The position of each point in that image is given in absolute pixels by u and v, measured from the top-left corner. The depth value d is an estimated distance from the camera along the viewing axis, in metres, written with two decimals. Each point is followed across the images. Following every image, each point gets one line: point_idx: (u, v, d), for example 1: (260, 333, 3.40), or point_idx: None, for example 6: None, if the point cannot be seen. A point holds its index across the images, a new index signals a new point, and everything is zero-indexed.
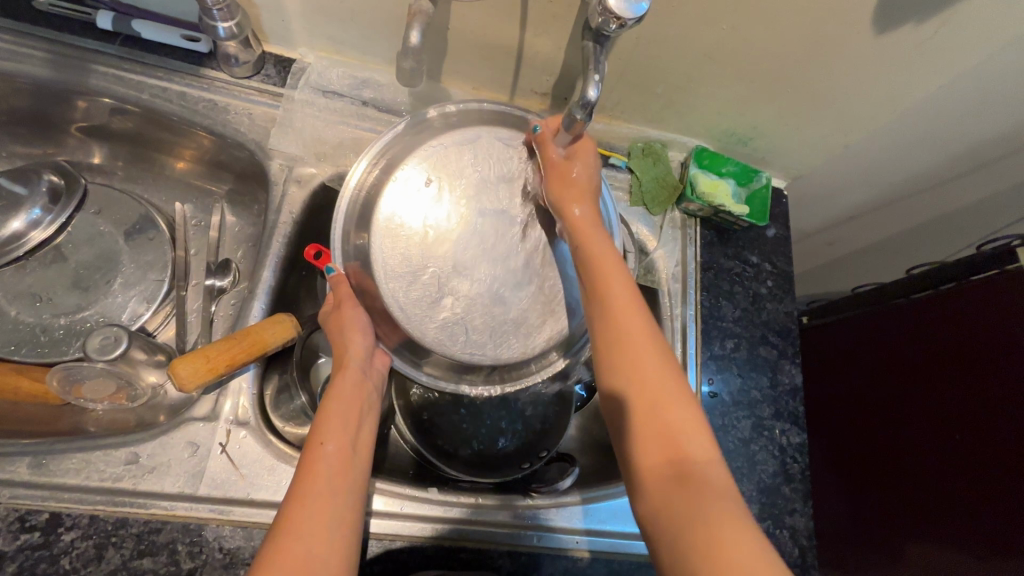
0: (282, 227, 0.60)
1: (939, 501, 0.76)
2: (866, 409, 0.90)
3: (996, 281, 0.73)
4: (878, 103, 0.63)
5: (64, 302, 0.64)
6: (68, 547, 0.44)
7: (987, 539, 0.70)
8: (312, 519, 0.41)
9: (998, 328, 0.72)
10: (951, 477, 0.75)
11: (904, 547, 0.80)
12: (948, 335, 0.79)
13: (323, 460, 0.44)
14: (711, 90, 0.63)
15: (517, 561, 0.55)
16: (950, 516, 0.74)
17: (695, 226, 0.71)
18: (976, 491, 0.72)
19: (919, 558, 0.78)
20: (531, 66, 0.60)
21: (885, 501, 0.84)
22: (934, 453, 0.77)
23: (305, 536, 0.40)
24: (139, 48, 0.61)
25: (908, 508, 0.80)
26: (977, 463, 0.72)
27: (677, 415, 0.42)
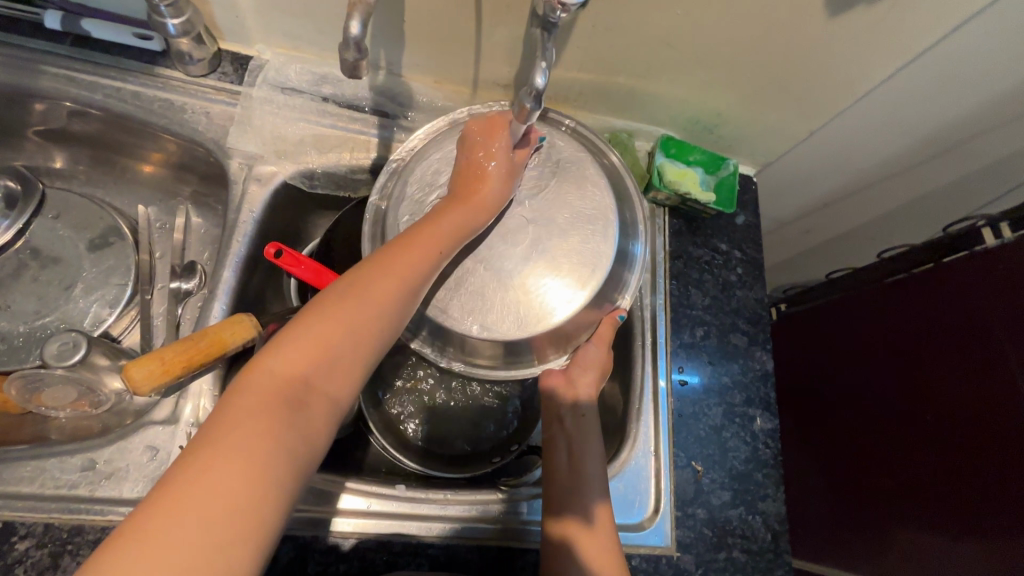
0: (242, 226, 0.60)
1: (920, 487, 0.76)
2: (846, 395, 0.90)
3: (964, 263, 0.74)
4: (839, 87, 0.63)
5: (24, 309, 0.63)
6: (22, 556, 0.43)
7: (966, 525, 0.70)
8: (352, 315, 0.40)
9: (967, 307, 0.73)
10: (929, 462, 0.75)
11: (888, 534, 0.80)
12: (921, 319, 0.79)
13: (389, 268, 0.43)
14: (672, 77, 0.62)
15: (487, 555, 0.54)
16: (928, 501, 0.75)
17: (664, 216, 0.71)
18: (952, 476, 0.72)
19: (901, 546, 0.78)
20: (490, 56, 0.60)
21: (863, 485, 0.85)
22: (912, 441, 0.78)
23: (358, 308, 0.41)
24: (90, 48, 0.59)
25: (892, 497, 0.80)
26: (953, 448, 0.72)
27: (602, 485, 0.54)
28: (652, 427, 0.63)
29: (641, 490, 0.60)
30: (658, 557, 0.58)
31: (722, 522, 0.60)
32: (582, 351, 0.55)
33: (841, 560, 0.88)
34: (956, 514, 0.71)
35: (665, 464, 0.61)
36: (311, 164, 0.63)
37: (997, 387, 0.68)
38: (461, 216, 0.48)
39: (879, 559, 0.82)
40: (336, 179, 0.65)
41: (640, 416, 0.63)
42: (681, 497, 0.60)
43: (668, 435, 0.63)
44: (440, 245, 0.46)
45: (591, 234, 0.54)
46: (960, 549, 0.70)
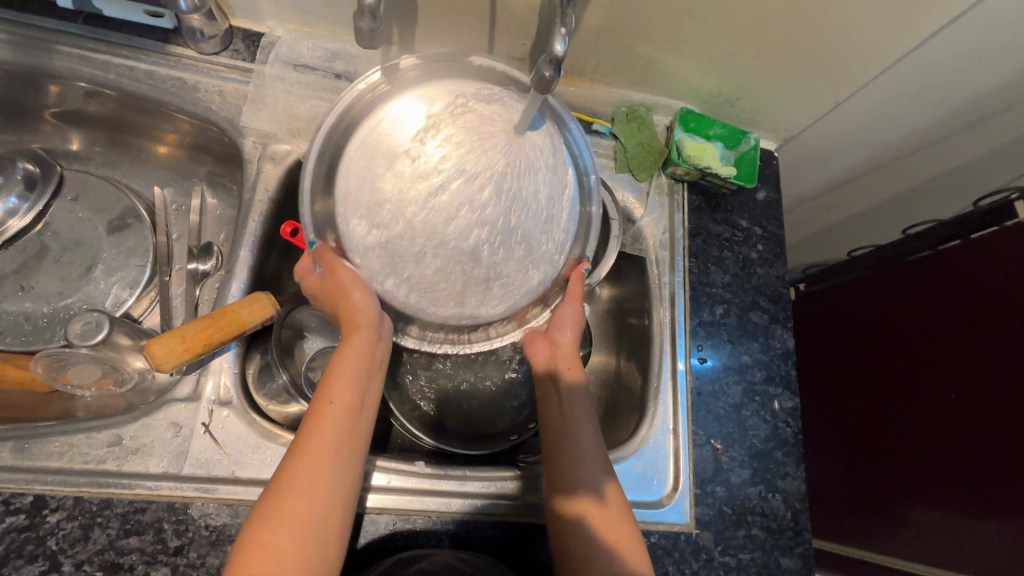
0: (257, 206, 0.59)
1: (950, 466, 0.74)
2: (866, 375, 0.89)
3: (999, 235, 0.71)
4: (867, 56, 0.60)
5: (47, 290, 0.64)
6: (54, 528, 0.44)
7: (1000, 504, 0.67)
8: (314, 459, 0.42)
9: (993, 282, 0.71)
10: (961, 440, 0.73)
11: (917, 515, 0.78)
12: (951, 296, 0.76)
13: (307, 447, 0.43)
14: (692, 47, 0.60)
15: (506, 530, 0.55)
16: (961, 481, 0.72)
17: (682, 192, 0.70)
18: (985, 454, 0.70)
19: (931, 526, 0.76)
20: (505, 27, 0.58)
21: (887, 465, 0.83)
22: (944, 423, 0.75)
23: (291, 509, 0.40)
24: (102, 26, 0.59)
25: (920, 476, 0.78)
26: (985, 428, 0.70)
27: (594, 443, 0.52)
28: (671, 407, 0.62)
29: (659, 468, 0.60)
30: (678, 534, 0.57)
31: (742, 500, 0.60)
32: (558, 312, 0.55)
33: (866, 540, 0.86)
34: (989, 495, 0.69)
35: (684, 442, 0.61)
36: None
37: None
38: (368, 343, 0.48)
39: (908, 541, 0.79)
40: None
41: (658, 395, 0.63)
42: (700, 475, 0.60)
43: (687, 414, 0.62)
44: (346, 408, 0.45)
45: (554, 206, 0.52)
46: (984, 531, 0.69)
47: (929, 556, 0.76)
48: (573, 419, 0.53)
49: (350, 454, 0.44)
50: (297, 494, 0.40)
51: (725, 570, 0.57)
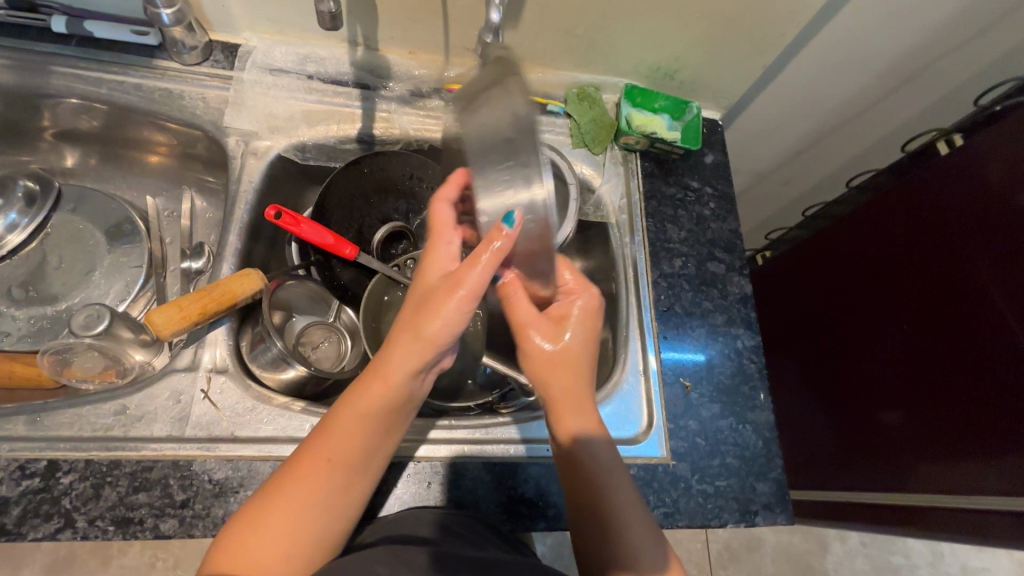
0: (243, 196, 0.64)
1: (940, 391, 0.78)
2: (844, 327, 0.94)
3: (950, 174, 0.77)
4: (781, 20, 0.67)
5: (51, 296, 0.69)
6: (67, 488, 0.47)
7: (990, 419, 0.71)
8: (295, 509, 0.42)
9: (959, 221, 0.76)
10: (943, 365, 0.77)
11: (915, 448, 0.81)
12: (913, 238, 0.82)
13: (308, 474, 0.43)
14: (626, 26, 0.67)
15: (493, 472, 0.58)
16: (952, 404, 0.76)
17: (636, 160, 0.76)
18: (970, 374, 0.74)
19: (931, 455, 0.78)
20: (457, 21, 0.65)
21: (878, 406, 0.87)
22: (925, 353, 0.80)
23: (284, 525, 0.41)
24: (94, 47, 0.65)
25: (912, 408, 0.81)
26: (965, 349, 0.75)
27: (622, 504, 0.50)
28: (640, 351, 0.67)
29: (634, 409, 0.64)
30: (655, 467, 0.61)
31: (714, 433, 0.64)
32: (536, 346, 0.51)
33: (865, 485, 0.89)
34: (985, 420, 0.72)
35: (653, 383, 0.65)
36: (303, 137, 0.68)
37: (1001, 283, 0.71)
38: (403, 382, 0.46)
39: (907, 475, 0.82)
40: (326, 150, 0.70)
41: (628, 342, 0.67)
42: (672, 411, 0.64)
43: (655, 357, 0.66)
44: (359, 436, 0.45)
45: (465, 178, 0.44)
46: (980, 457, 0.72)
47: (927, 486, 0.79)
48: (602, 478, 0.50)
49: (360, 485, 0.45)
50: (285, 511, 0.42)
51: (704, 496, 0.61)
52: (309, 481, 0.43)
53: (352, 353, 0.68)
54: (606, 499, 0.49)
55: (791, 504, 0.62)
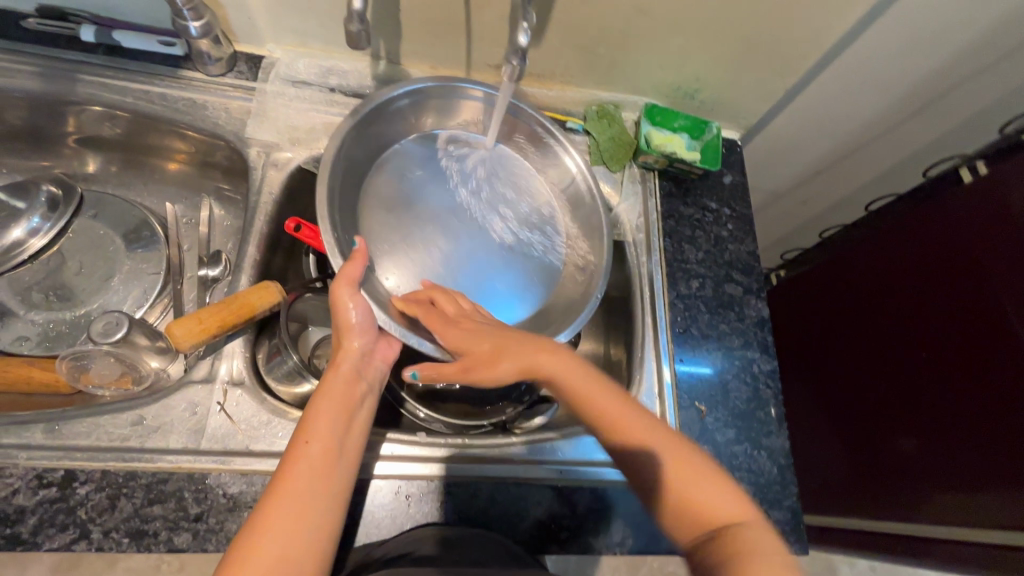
0: (263, 207, 0.65)
1: (956, 394, 0.77)
2: (856, 344, 0.94)
3: (976, 203, 0.76)
4: (805, 43, 0.67)
5: (69, 300, 0.69)
6: (84, 499, 0.48)
7: (1001, 453, 0.70)
8: (291, 503, 0.42)
9: (982, 249, 0.75)
10: (953, 367, 0.78)
11: (945, 457, 0.77)
12: (932, 265, 0.82)
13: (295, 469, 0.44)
14: (649, 46, 0.67)
15: (504, 492, 0.57)
16: (970, 405, 0.75)
17: (654, 180, 0.76)
18: (979, 372, 0.74)
19: (967, 453, 0.75)
20: (481, 38, 0.65)
21: (898, 422, 0.85)
22: (932, 356, 0.81)
23: (283, 518, 0.41)
24: (120, 56, 0.66)
25: (930, 415, 0.80)
26: (972, 347, 0.75)
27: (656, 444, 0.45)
28: (655, 373, 0.66)
29: None
30: None
31: (728, 458, 0.63)
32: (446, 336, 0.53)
33: (903, 509, 0.83)
34: (996, 453, 0.71)
35: (669, 406, 0.65)
36: (323, 149, 0.68)
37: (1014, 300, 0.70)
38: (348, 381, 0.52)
39: (934, 491, 0.79)
40: None
41: (643, 364, 0.67)
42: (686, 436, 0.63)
43: (670, 380, 0.66)
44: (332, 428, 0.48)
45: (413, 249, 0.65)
46: (991, 492, 0.71)
47: (937, 517, 0.77)
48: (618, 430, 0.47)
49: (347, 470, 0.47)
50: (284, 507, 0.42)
51: None
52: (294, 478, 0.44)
53: None
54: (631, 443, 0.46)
55: (805, 533, 0.61)
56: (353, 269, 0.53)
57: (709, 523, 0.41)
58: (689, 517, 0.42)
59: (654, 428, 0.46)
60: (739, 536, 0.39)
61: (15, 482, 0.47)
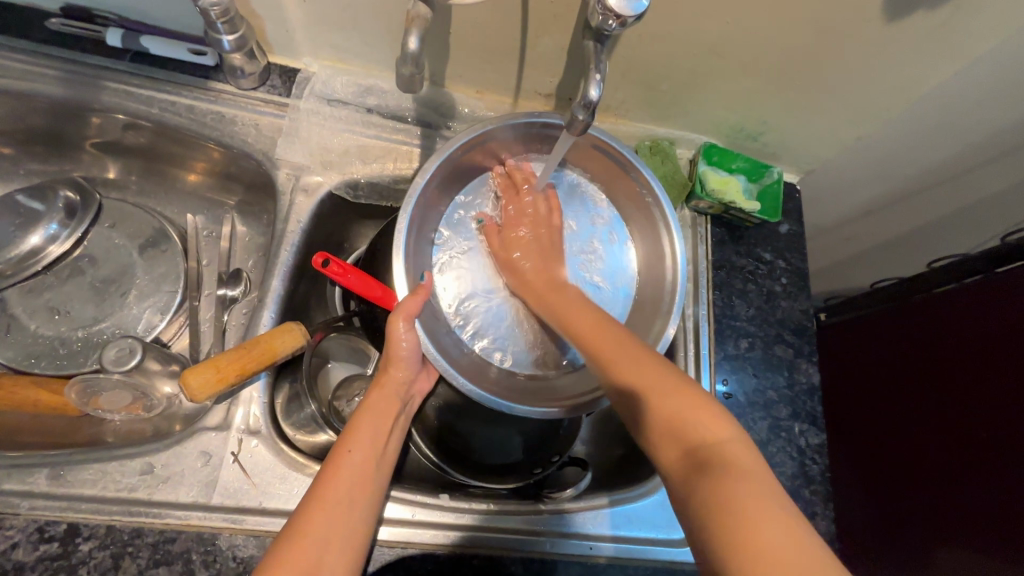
0: (290, 236, 0.61)
1: (965, 424, 0.70)
2: (867, 395, 0.86)
3: None
4: (890, 92, 0.61)
5: (81, 315, 0.66)
6: (86, 556, 0.45)
7: None
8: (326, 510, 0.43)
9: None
10: (957, 397, 0.72)
11: (960, 492, 0.70)
12: (971, 323, 0.72)
13: (333, 478, 0.45)
14: (717, 85, 0.61)
15: (530, 567, 0.55)
16: (980, 436, 0.68)
17: (705, 225, 0.70)
18: (992, 401, 0.68)
19: (987, 492, 0.67)
20: (534, 66, 0.60)
21: (911, 473, 0.76)
22: (936, 388, 0.75)
23: (318, 529, 0.41)
24: (148, 63, 0.62)
25: (937, 449, 0.73)
26: (974, 372, 0.71)
27: (669, 401, 0.42)
28: None
29: None
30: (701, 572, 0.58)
31: None
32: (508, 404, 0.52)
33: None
34: None
35: None
36: (356, 174, 0.64)
37: None
38: (387, 400, 0.52)
39: (954, 542, 0.69)
40: (379, 189, 0.66)
41: None
42: None
43: None
44: (370, 441, 0.48)
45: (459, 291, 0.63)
46: None
47: None
48: (627, 370, 0.47)
49: (381, 482, 0.47)
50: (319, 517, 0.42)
51: None
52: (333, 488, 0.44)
53: None
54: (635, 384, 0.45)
55: None
56: (410, 303, 0.51)
57: (694, 447, 0.40)
58: (674, 440, 0.41)
59: (643, 360, 0.47)
60: (731, 483, 0.36)
61: (15, 535, 0.45)
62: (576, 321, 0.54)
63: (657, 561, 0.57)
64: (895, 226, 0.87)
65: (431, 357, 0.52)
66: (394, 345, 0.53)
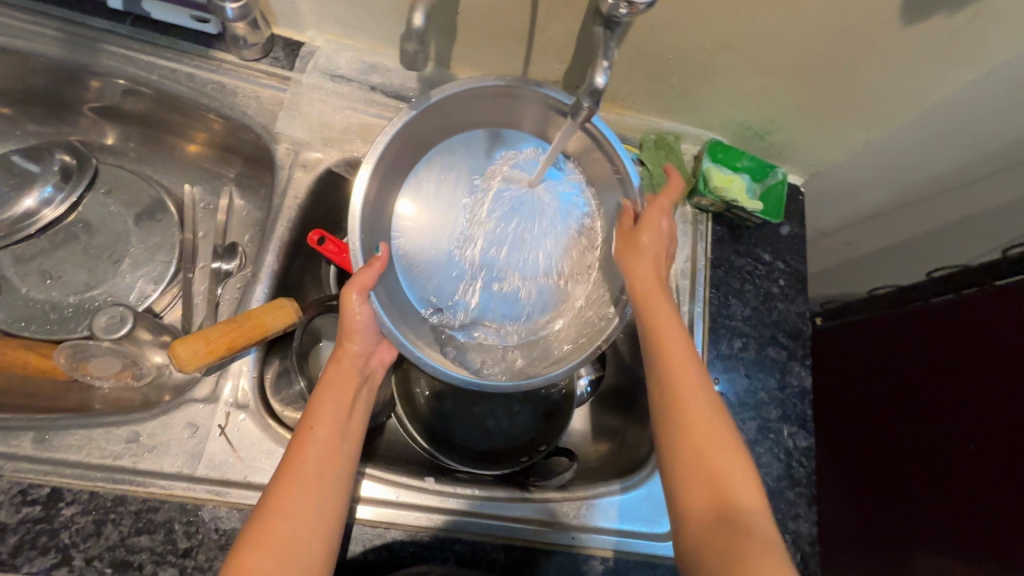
0: (286, 212, 0.60)
1: (952, 437, 0.70)
2: (858, 402, 0.86)
3: None
4: (902, 98, 0.60)
5: (74, 281, 0.66)
6: (68, 521, 0.45)
7: None
8: (295, 492, 0.42)
9: None
10: (953, 409, 0.71)
11: (941, 501, 0.70)
12: (971, 336, 0.71)
13: (299, 456, 0.44)
14: (727, 81, 0.60)
15: (511, 554, 0.55)
16: (961, 447, 0.69)
17: (707, 222, 0.70)
18: (988, 415, 0.67)
19: (979, 506, 0.66)
20: (542, 51, 0.59)
21: (896, 480, 0.77)
22: (930, 398, 0.74)
23: (289, 515, 0.41)
24: (149, 28, 0.61)
25: (926, 460, 0.73)
26: (956, 388, 0.71)
27: (719, 456, 0.45)
28: None
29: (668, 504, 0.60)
30: None
31: None
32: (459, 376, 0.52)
33: None
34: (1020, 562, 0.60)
35: None
36: (356, 152, 0.63)
37: None
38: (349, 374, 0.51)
39: (933, 546, 0.70)
40: None
41: None
42: None
43: None
44: (335, 417, 0.47)
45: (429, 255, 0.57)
46: None
47: None
48: (685, 404, 0.47)
49: (350, 454, 0.47)
50: (288, 500, 0.42)
51: None
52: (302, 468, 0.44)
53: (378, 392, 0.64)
54: (691, 424, 0.47)
55: None
56: (364, 277, 0.49)
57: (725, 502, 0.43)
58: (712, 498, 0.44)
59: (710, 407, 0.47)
60: (751, 551, 0.40)
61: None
62: (652, 318, 0.52)
63: (639, 554, 0.57)
64: (898, 233, 0.86)
65: (388, 331, 0.51)
66: (348, 317, 0.51)
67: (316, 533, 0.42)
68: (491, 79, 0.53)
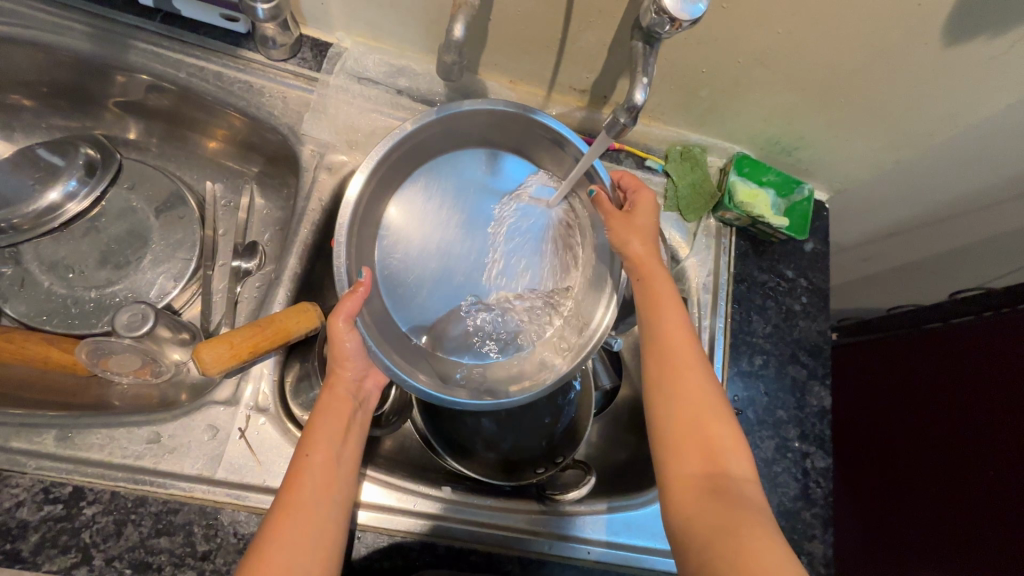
0: (310, 214, 0.60)
1: (970, 461, 0.69)
2: (875, 420, 0.85)
3: None
4: (937, 118, 0.59)
5: (95, 276, 0.66)
6: (89, 521, 0.45)
7: None
8: (294, 519, 0.42)
9: None
10: (972, 432, 0.70)
11: (954, 527, 0.69)
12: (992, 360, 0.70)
13: (297, 484, 0.44)
14: (759, 96, 0.59)
15: (526, 566, 0.55)
16: (979, 472, 0.68)
17: (730, 236, 0.69)
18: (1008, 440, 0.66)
19: (998, 534, 0.65)
20: (571, 60, 0.58)
21: (911, 501, 0.76)
22: (949, 421, 0.73)
23: (288, 542, 0.41)
24: (179, 26, 0.61)
25: (943, 483, 0.72)
26: (976, 412, 0.70)
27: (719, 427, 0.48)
28: None
29: None
30: None
31: None
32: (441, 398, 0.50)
33: None
34: None
35: None
36: None
37: None
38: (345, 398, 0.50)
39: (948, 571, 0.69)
40: None
41: None
42: None
43: None
44: (331, 443, 0.47)
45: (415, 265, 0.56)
46: None
47: None
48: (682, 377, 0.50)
49: (347, 479, 0.46)
50: (288, 528, 0.42)
51: None
52: (300, 495, 0.43)
53: (396, 397, 0.63)
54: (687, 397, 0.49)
55: None
56: (348, 302, 0.48)
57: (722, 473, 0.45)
58: (704, 464, 0.46)
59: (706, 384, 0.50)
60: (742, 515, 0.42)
61: (20, 494, 0.45)
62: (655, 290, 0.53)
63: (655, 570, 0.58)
64: (921, 251, 0.85)
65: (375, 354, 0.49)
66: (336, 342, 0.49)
67: (315, 559, 0.42)
68: (502, 104, 0.53)
